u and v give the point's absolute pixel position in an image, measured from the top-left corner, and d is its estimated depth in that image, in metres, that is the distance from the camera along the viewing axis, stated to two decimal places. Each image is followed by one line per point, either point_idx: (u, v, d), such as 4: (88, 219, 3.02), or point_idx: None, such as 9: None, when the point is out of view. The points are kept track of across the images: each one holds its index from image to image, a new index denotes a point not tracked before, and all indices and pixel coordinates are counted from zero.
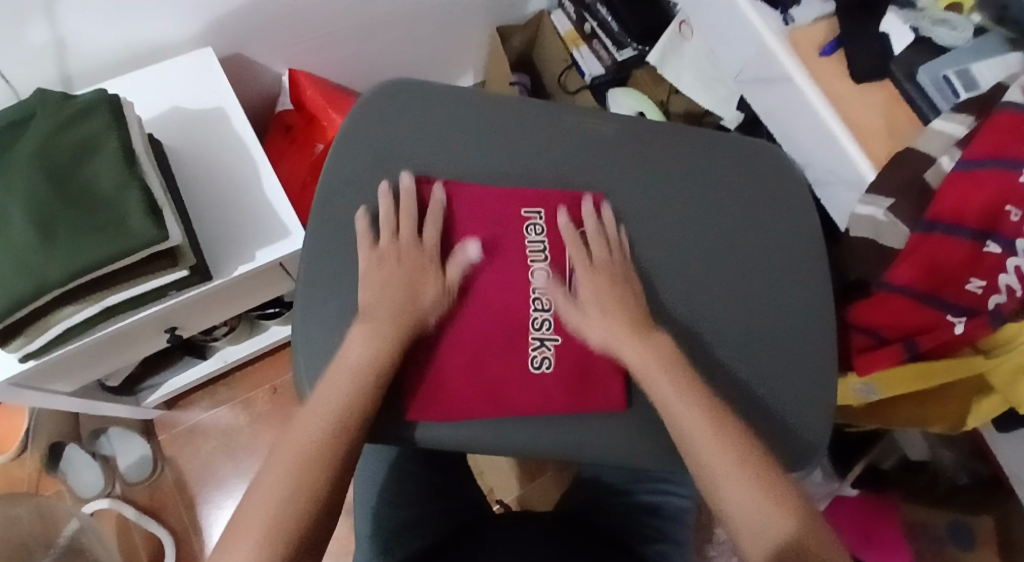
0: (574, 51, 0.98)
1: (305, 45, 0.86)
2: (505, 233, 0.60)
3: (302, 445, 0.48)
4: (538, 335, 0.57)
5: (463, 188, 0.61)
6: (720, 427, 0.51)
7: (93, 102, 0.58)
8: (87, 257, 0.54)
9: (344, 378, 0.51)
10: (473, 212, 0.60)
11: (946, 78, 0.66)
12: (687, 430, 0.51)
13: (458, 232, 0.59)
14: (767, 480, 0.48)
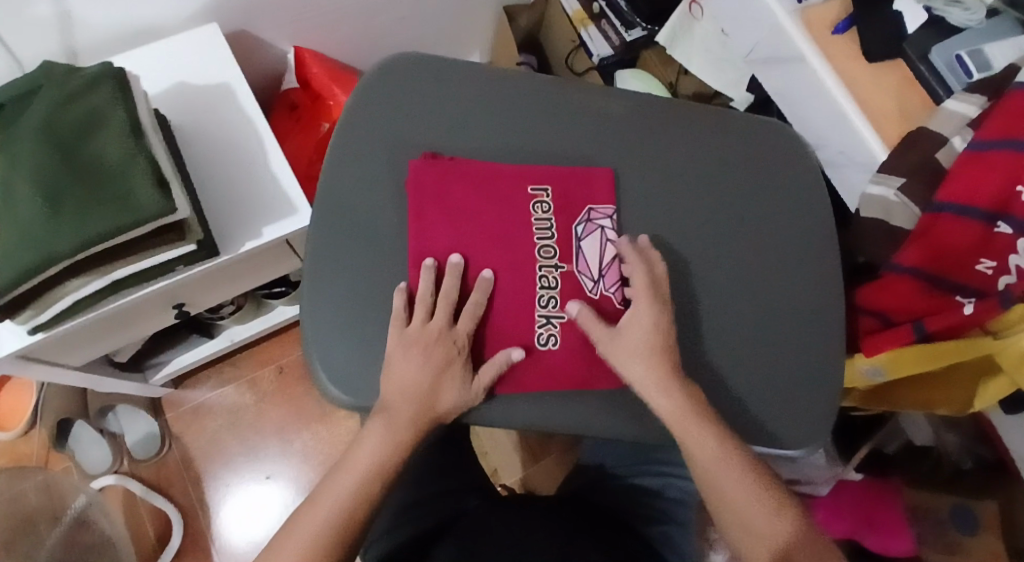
0: (582, 31, 0.96)
1: (311, 22, 0.85)
2: (511, 211, 0.59)
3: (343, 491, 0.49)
4: (544, 313, 0.57)
5: (468, 163, 0.60)
6: (712, 424, 0.53)
7: (99, 76, 0.59)
8: (95, 228, 0.54)
9: (365, 455, 0.51)
10: (478, 187, 0.59)
11: (959, 59, 0.65)
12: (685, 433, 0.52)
13: (463, 209, 0.59)
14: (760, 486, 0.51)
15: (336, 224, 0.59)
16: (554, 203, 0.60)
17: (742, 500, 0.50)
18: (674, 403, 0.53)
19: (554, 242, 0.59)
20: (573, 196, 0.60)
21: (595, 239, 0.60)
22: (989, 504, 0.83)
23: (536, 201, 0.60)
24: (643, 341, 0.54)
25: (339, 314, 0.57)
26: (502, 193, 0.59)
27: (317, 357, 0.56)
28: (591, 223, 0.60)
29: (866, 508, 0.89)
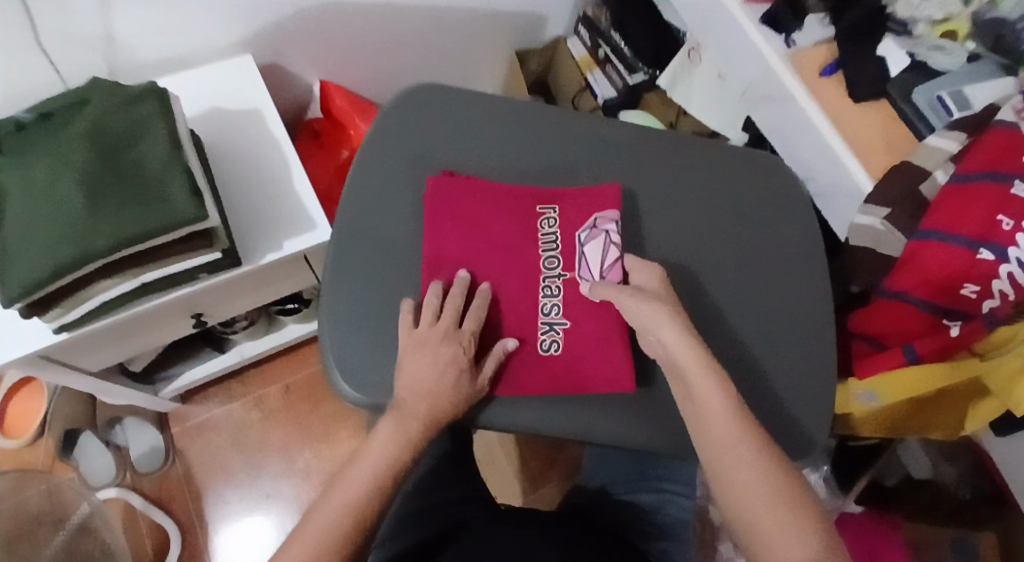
0: (588, 74, 1.04)
1: (337, 57, 0.91)
2: (520, 222, 0.63)
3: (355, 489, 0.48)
4: (547, 320, 0.60)
5: (483, 182, 0.64)
6: (748, 422, 0.49)
7: (144, 93, 0.64)
8: (131, 230, 0.58)
9: (378, 448, 0.51)
10: (489, 202, 0.63)
11: (940, 99, 0.70)
12: (708, 430, 0.49)
13: (475, 222, 0.63)
14: (783, 487, 0.46)
15: (356, 234, 0.63)
16: (561, 215, 0.63)
17: (767, 502, 0.45)
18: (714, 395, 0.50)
19: (559, 252, 0.62)
20: (579, 210, 0.63)
21: (597, 241, 0.61)
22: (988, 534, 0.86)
23: (543, 215, 0.63)
24: (664, 322, 0.54)
25: (355, 317, 0.60)
26: (512, 207, 0.63)
27: (333, 357, 0.59)
28: (596, 230, 0.62)
29: (871, 540, 0.85)
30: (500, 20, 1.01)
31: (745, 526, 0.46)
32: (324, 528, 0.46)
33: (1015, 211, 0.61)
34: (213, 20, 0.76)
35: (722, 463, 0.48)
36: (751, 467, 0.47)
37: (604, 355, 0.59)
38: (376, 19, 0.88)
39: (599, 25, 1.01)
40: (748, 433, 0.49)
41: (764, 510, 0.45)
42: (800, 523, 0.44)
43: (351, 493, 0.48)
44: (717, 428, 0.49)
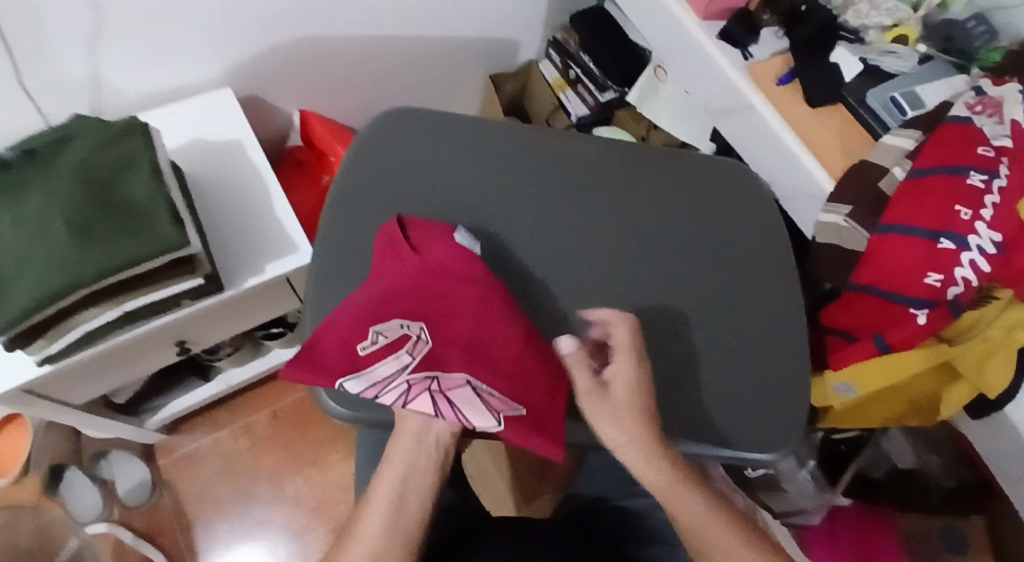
0: (561, 95, 1.07)
1: (319, 89, 0.94)
2: (404, 280, 0.58)
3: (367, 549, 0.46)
4: (512, 352, 0.55)
5: (388, 245, 0.61)
6: (727, 515, 0.51)
7: (129, 127, 0.65)
8: (117, 258, 0.59)
9: (369, 527, 0.47)
10: (395, 265, 0.59)
11: (892, 101, 0.75)
12: (688, 527, 0.50)
13: (389, 285, 0.58)
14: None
15: (336, 254, 0.64)
16: (400, 339, 0.53)
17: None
18: (689, 503, 0.50)
19: (429, 338, 0.54)
20: (444, 242, 0.61)
21: (460, 274, 0.58)
22: (976, 519, 0.88)
23: (370, 347, 0.52)
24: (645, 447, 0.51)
25: None
26: (367, 314, 0.54)
27: None
28: (455, 259, 0.59)
29: (861, 537, 0.90)
30: (474, 47, 1.04)
31: None
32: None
33: (969, 202, 0.65)
34: (193, 59, 0.78)
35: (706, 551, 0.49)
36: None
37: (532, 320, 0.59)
38: (358, 50, 0.92)
39: (569, 48, 1.04)
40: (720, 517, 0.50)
41: None
42: None
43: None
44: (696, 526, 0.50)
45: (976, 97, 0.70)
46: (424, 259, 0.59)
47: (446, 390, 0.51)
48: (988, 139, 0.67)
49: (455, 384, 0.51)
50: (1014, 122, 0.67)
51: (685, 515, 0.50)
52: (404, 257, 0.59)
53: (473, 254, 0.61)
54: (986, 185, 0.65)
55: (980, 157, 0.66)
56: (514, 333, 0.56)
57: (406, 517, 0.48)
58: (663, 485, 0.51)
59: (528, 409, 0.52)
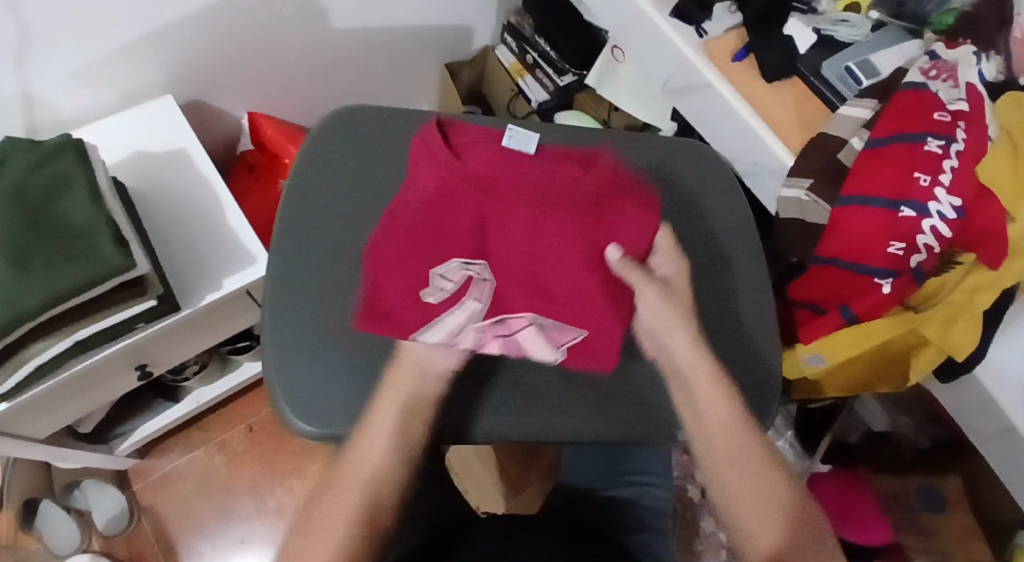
0: (519, 80, 1.05)
1: (265, 88, 0.91)
2: (455, 194, 0.53)
3: (362, 487, 0.49)
4: (585, 262, 0.52)
5: (435, 142, 0.56)
6: (751, 429, 0.53)
7: (61, 146, 0.63)
8: (60, 286, 0.56)
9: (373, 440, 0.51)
10: (448, 170, 0.54)
11: (848, 71, 0.74)
12: (704, 402, 0.54)
13: (442, 197, 0.53)
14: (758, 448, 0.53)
15: (295, 265, 0.63)
16: (464, 284, 0.51)
17: (750, 468, 0.52)
18: (722, 404, 0.53)
19: (491, 276, 0.51)
20: (493, 144, 0.56)
21: (518, 175, 0.54)
22: (952, 480, 0.88)
23: (439, 295, 0.51)
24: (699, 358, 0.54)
25: (299, 347, 0.60)
26: (424, 248, 0.52)
27: (281, 388, 0.58)
28: (510, 161, 0.55)
29: (841, 499, 0.86)
30: (425, 37, 1.01)
31: (728, 479, 0.52)
32: (340, 539, 0.47)
33: (928, 168, 0.65)
34: (129, 67, 0.75)
35: (711, 428, 0.53)
36: (745, 464, 0.52)
37: (606, 208, 0.53)
38: (305, 43, 0.88)
39: (524, 32, 1.02)
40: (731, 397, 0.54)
41: (748, 469, 0.52)
42: (771, 476, 0.52)
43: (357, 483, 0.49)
44: (711, 403, 0.53)
45: (931, 61, 0.70)
46: (473, 167, 0.55)
47: (514, 334, 0.52)
48: (944, 104, 0.67)
49: (521, 325, 0.52)
50: (969, 84, 0.67)
51: (717, 416, 0.53)
52: (446, 168, 0.54)
53: (525, 160, 0.55)
54: (943, 150, 0.65)
55: (936, 123, 0.66)
56: (582, 247, 0.52)
57: (399, 457, 0.51)
58: (705, 383, 0.54)
59: (591, 332, 0.52)
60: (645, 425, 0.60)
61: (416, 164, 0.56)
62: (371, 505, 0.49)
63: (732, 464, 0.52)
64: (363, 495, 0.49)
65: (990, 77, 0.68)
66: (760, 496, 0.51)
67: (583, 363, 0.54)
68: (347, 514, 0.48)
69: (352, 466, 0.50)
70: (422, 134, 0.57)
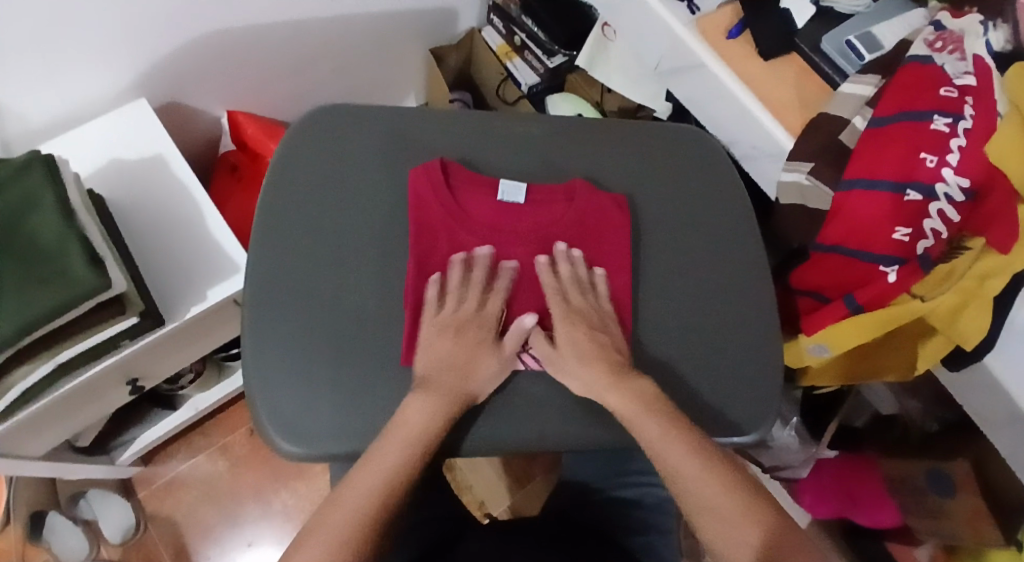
0: (507, 63, 1.01)
1: (243, 84, 0.88)
2: (467, 240, 0.63)
3: (377, 484, 0.51)
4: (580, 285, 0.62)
5: (440, 182, 0.63)
6: (700, 448, 0.53)
7: (29, 163, 0.60)
8: (34, 312, 0.55)
9: (414, 418, 0.54)
10: (457, 214, 0.63)
11: (849, 44, 0.70)
12: (632, 415, 0.55)
13: (457, 242, 0.63)
14: (695, 450, 0.53)
15: (274, 278, 0.61)
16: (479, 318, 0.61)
17: (692, 474, 0.52)
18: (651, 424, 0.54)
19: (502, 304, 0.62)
20: (486, 186, 0.65)
21: (514, 216, 0.64)
22: (962, 462, 0.80)
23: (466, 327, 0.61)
24: (612, 385, 0.57)
25: (284, 363, 0.58)
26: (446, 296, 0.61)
27: (264, 406, 0.57)
28: (507, 201, 0.64)
29: (847, 483, 0.93)
30: (406, 23, 0.98)
31: (675, 486, 0.53)
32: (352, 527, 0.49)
33: (934, 147, 0.61)
34: (98, 73, 0.73)
35: (648, 439, 0.54)
36: (688, 474, 0.52)
37: (591, 232, 0.64)
38: (280, 34, 0.85)
39: (510, 11, 0.98)
40: (658, 406, 0.55)
41: (690, 475, 0.52)
42: (712, 478, 0.52)
43: (391, 460, 0.52)
44: (638, 415, 0.55)
45: (936, 32, 0.66)
46: (478, 210, 0.64)
47: (530, 346, 0.60)
48: (950, 79, 0.63)
49: (534, 338, 0.61)
50: (977, 57, 0.63)
51: (651, 435, 0.54)
52: (449, 213, 0.63)
53: (517, 204, 0.64)
54: (950, 128, 0.61)
55: (942, 99, 0.62)
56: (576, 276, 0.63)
57: (409, 459, 0.52)
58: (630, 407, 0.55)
59: None
60: None
61: (425, 207, 0.63)
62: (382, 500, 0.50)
63: (687, 481, 0.52)
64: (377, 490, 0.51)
65: (997, 48, 0.64)
66: (718, 514, 0.51)
67: None
68: (376, 482, 0.51)
69: (388, 441, 0.53)
70: (423, 171, 0.64)
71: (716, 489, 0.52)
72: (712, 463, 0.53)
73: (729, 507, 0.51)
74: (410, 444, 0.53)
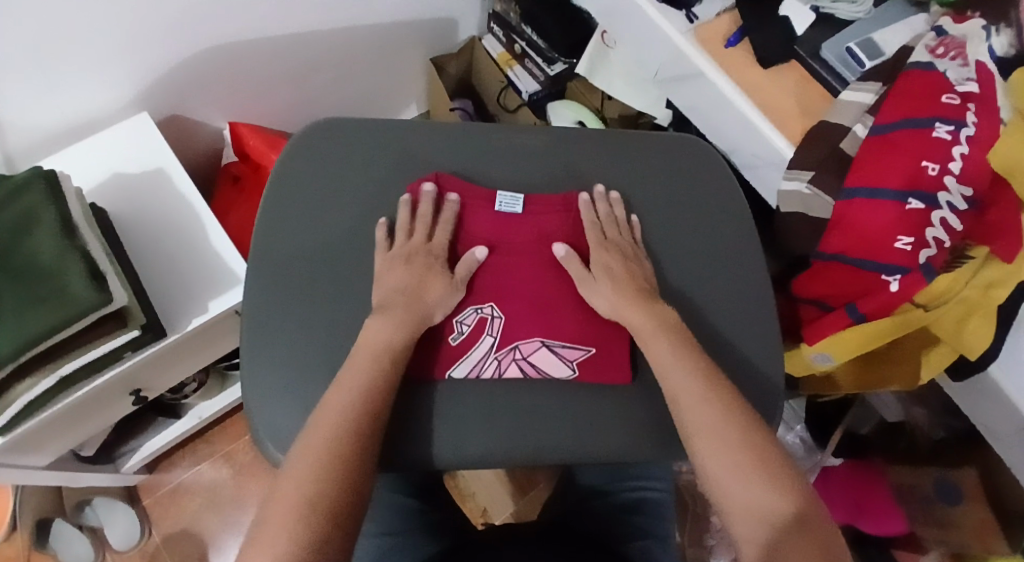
0: (508, 71, 1.02)
1: (242, 96, 0.89)
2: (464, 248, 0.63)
3: (322, 452, 0.49)
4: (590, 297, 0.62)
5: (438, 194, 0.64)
6: (728, 401, 0.53)
7: (29, 179, 0.61)
8: (35, 329, 0.56)
9: (363, 361, 0.54)
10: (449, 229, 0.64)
11: (849, 52, 0.70)
12: (665, 371, 0.55)
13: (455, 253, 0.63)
14: (723, 402, 0.53)
15: (272, 290, 0.61)
16: (479, 325, 0.61)
17: (722, 429, 0.51)
18: (699, 399, 0.53)
19: (501, 314, 0.62)
20: (481, 201, 0.65)
21: (510, 225, 0.64)
22: (970, 472, 0.81)
23: (458, 337, 0.60)
24: (634, 308, 0.59)
25: (282, 377, 0.58)
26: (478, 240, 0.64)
27: (262, 421, 0.58)
28: (505, 211, 0.65)
29: (856, 492, 0.91)
30: (405, 31, 0.97)
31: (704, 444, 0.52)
32: (299, 494, 0.46)
33: (935, 155, 0.61)
34: (97, 85, 0.73)
35: (678, 393, 0.54)
36: (728, 447, 0.50)
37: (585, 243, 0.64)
38: (280, 46, 0.85)
39: (510, 20, 0.98)
40: (689, 358, 0.55)
41: (719, 427, 0.51)
42: (741, 432, 0.51)
43: (328, 424, 0.50)
44: (669, 368, 0.55)
45: (938, 38, 0.65)
46: (472, 224, 0.64)
47: (528, 356, 0.60)
48: (952, 85, 0.62)
49: (533, 348, 0.60)
50: (979, 63, 0.63)
51: (691, 406, 0.53)
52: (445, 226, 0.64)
53: (515, 214, 0.65)
54: (953, 136, 0.61)
55: (944, 106, 0.61)
56: (571, 286, 0.63)
57: (352, 423, 0.51)
58: (679, 381, 0.54)
59: (596, 347, 0.61)
60: (636, 440, 0.59)
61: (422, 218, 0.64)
62: (333, 466, 0.48)
63: (718, 435, 0.51)
64: (324, 456, 0.48)
65: (1000, 52, 0.63)
66: (749, 465, 0.49)
67: (599, 377, 0.60)
68: (319, 448, 0.49)
69: (328, 407, 0.52)
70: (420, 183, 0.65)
71: (748, 443, 0.50)
72: (739, 417, 0.52)
73: (760, 459, 0.50)
74: (351, 405, 0.52)
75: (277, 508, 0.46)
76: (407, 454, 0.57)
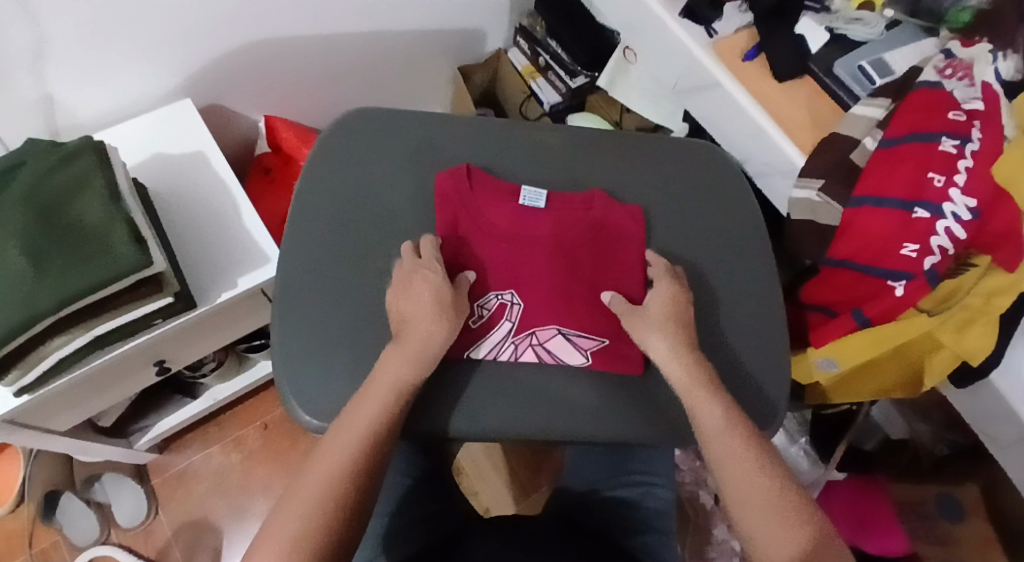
0: (532, 82, 1.06)
1: (279, 91, 0.93)
2: (487, 236, 0.66)
3: (337, 464, 0.51)
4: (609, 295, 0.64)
5: (468, 183, 0.67)
6: (749, 440, 0.54)
7: (79, 148, 0.65)
8: (77, 285, 0.58)
9: (391, 371, 0.56)
10: (474, 217, 0.66)
11: (861, 69, 0.74)
12: (692, 401, 0.56)
13: (478, 239, 0.66)
14: (743, 440, 0.54)
15: (302, 263, 0.64)
16: (499, 310, 0.63)
17: (742, 466, 0.52)
18: (722, 436, 0.54)
19: (520, 300, 0.64)
20: (506, 193, 0.68)
21: (532, 217, 0.67)
22: (971, 488, 0.90)
23: (478, 320, 0.63)
24: (666, 342, 0.58)
25: (307, 345, 0.61)
26: (500, 229, 0.66)
27: (286, 385, 0.60)
28: (529, 204, 0.67)
29: (858, 508, 0.90)
30: (436, 40, 1.02)
31: (723, 478, 0.53)
32: (309, 503, 0.49)
33: (941, 167, 0.63)
34: (145, 72, 0.77)
35: (704, 428, 0.55)
36: (746, 484, 0.52)
37: (604, 241, 0.67)
38: (319, 46, 0.90)
39: (536, 34, 1.03)
40: (714, 391, 0.56)
41: (738, 465, 0.52)
42: (760, 471, 0.52)
43: (350, 436, 0.52)
44: (695, 401, 0.56)
45: (946, 60, 0.68)
46: (497, 212, 0.67)
47: (544, 343, 0.62)
48: (958, 103, 0.65)
49: (549, 335, 0.63)
50: (984, 83, 0.65)
51: (714, 442, 0.54)
52: (470, 213, 0.66)
53: (537, 209, 0.67)
54: (958, 150, 0.63)
55: (951, 122, 0.64)
56: (587, 279, 0.65)
57: (371, 436, 0.52)
58: (704, 415, 0.55)
59: (609, 339, 0.63)
60: (646, 427, 0.61)
61: (448, 205, 0.67)
62: (345, 478, 0.50)
63: (737, 473, 0.52)
64: (337, 469, 0.50)
65: (1007, 77, 0.65)
66: (763, 505, 0.50)
67: (611, 367, 0.62)
68: (336, 459, 0.51)
69: (352, 418, 0.54)
70: (450, 172, 0.68)
71: (765, 483, 0.51)
72: (759, 455, 0.53)
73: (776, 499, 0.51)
74: (374, 419, 0.53)
75: (286, 510, 0.49)
76: (424, 426, 0.59)
